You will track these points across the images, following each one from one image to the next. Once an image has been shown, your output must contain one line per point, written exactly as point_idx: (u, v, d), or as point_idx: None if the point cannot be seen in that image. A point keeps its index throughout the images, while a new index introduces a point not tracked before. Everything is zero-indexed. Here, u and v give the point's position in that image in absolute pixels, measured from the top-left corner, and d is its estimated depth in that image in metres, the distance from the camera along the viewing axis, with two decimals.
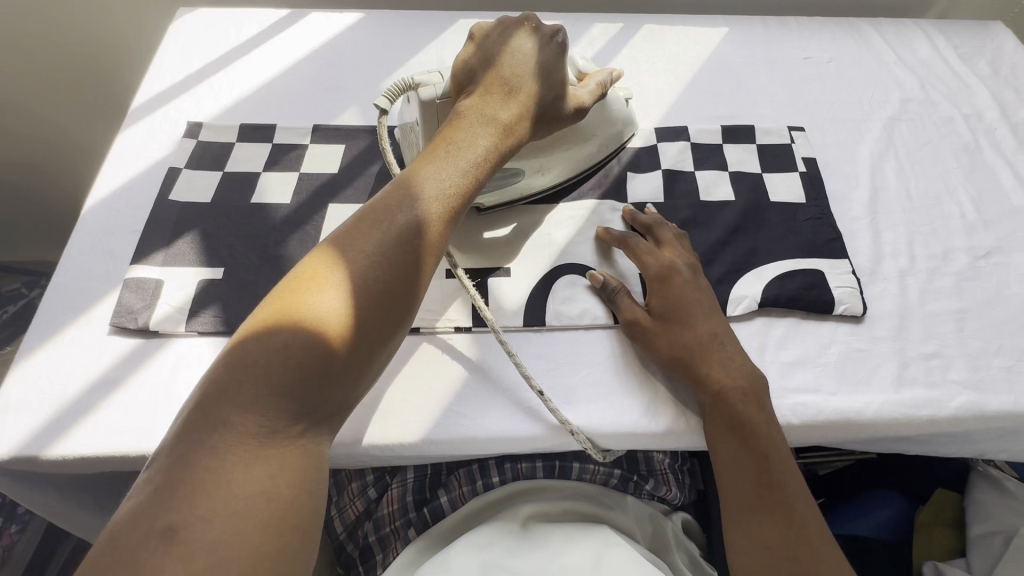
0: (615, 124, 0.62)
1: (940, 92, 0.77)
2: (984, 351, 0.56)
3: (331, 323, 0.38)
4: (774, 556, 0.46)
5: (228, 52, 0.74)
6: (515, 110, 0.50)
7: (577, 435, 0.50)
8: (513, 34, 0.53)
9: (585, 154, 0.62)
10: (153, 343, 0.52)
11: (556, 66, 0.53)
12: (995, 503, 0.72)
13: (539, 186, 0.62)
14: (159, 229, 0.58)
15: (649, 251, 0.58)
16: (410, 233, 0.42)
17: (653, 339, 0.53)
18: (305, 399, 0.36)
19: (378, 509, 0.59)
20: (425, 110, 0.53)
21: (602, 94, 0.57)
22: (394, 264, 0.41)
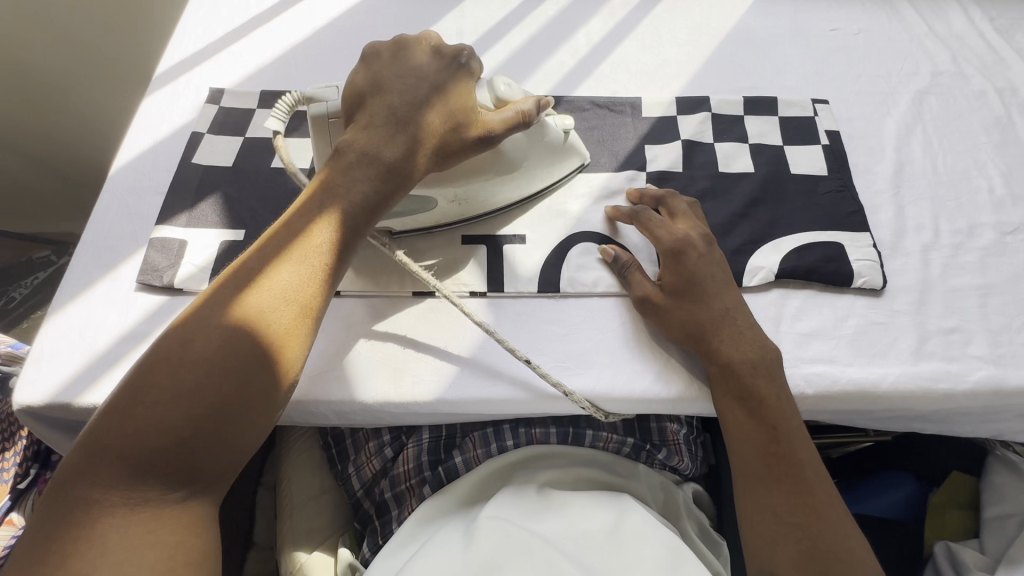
0: (542, 153, 0.58)
1: (973, 65, 0.74)
2: (1006, 327, 0.55)
3: (197, 392, 0.38)
4: (777, 523, 0.46)
5: (248, 21, 0.75)
6: (401, 146, 0.48)
7: (574, 398, 0.50)
8: (402, 60, 0.51)
9: (505, 183, 0.58)
10: (177, 301, 0.54)
11: (451, 91, 0.51)
12: (1011, 485, 0.70)
13: (456, 215, 0.59)
14: (183, 191, 0.60)
15: (661, 225, 0.57)
16: (284, 293, 0.43)
17: (665, 314, 0.53)
18: (180, 465, 0.37)
19: (394, 467, 0.60)
20: (316, 123, 0.50)
21: (522, 123, 0.52)
22: (264, 327, 0.41)
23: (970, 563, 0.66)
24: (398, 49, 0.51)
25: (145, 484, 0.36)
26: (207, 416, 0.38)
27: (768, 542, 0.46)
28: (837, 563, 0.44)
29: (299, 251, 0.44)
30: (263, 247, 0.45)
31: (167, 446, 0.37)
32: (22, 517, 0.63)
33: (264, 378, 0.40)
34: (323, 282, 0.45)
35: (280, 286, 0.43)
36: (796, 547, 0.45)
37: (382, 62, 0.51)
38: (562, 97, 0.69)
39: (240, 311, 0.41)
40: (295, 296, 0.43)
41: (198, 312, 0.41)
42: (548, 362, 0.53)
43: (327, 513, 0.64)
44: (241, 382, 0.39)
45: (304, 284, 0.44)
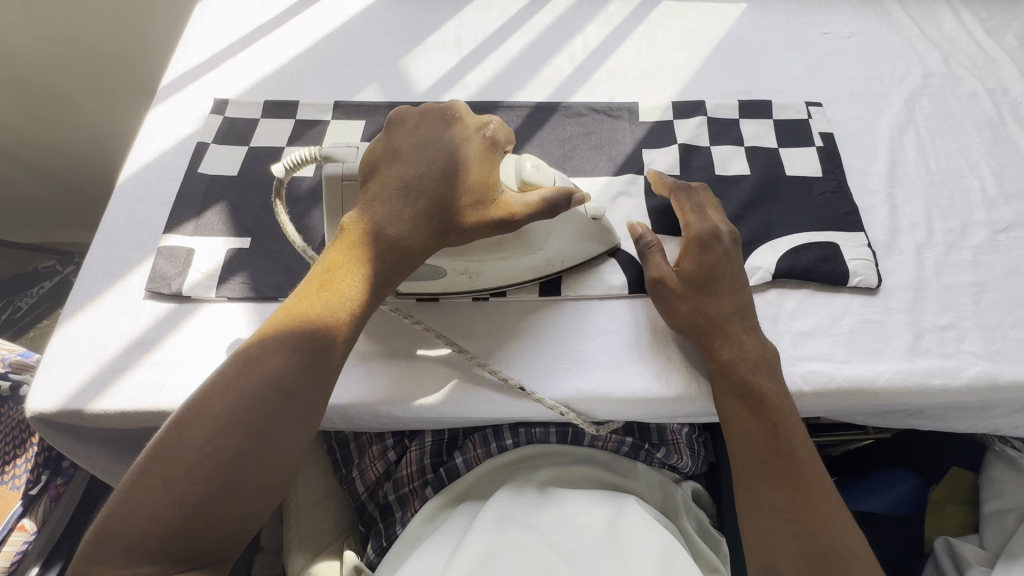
0: (568, 238, 0.55)
1: (964, 67, 0.76)
2: (1000, 323, 0.56)
3: (197, 474, 0.36)
4: (777, 518, 0.47)
5: (251, 31, 0.76)
6: (411, 223, 0.47)
7: (568, 416, 0.53)
8: (424, 130, 0.51)
9: (525, 263, 0.54)
10: (186, 308, 0.55)
11: (471, 164, 0.50)
12: (1011, 482, 0.71)
13: (467, 288, 0.56)
14: (189, 201, 0.61)
15: (695, 212, 0.58)
16: (286, 375, 0.41)
17: (676, 302, 0.54)
18: (177, 548, 0.35)
19: (397, 470, 0.62)
20: (329, 187, 0.50)
21: (542, 210, 0.49)
22: (266, 408, 0.39)
23: (970, 558, 0.67)
24: (423, 118, 0.51)
25: (135, 568, 0.34)
26: (207, 499, 0.36)
27: (768, 537, 0.47)
28: (836, 558, 0.45)
29: (303, 332, 0.42)
30: (268, 325, 0.43)
31: (163, 528, 0.35)
32: (33, 523, 0.68)
33: (268, 459, 0.39)
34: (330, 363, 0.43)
35: (284, 367, 0.41)
36: (795, 543, 0.46)
37: (404, 132, 0.50)
38: (561, 103, 0.71)
39: (245, 388, 0.40)
40: (302, 378, 0.41)
41: (208, 386, 0.40)
42: (547, 364, 0.54)
43: (331, 517, 0.64)
44: (243, 464, 0.38)
45: (309, 367, 0.42)
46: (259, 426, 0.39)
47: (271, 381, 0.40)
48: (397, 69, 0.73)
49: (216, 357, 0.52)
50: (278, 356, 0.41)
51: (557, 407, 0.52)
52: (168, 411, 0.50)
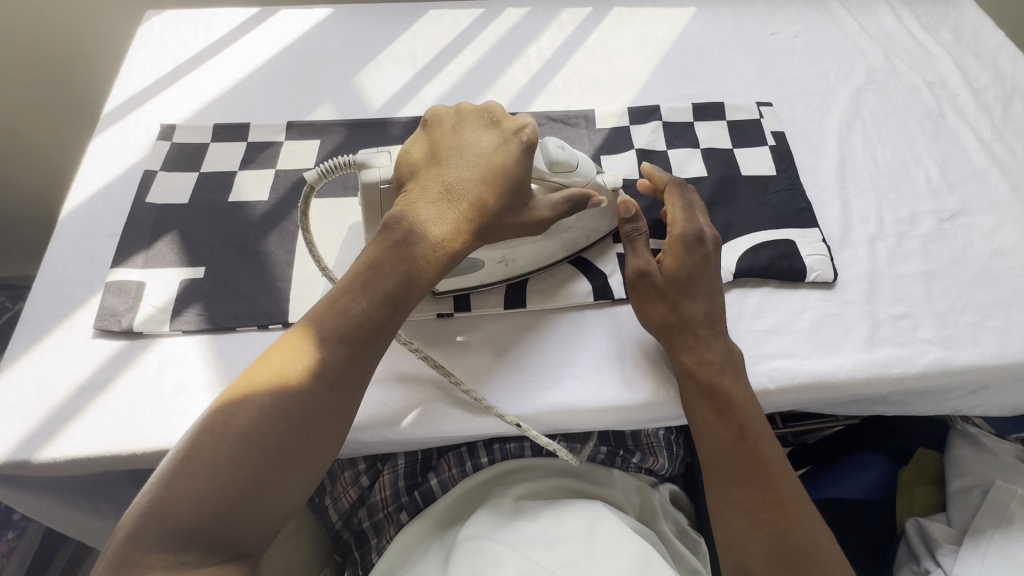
0: (592, 223, 0.59)
1: (904, 61, 0.78)
2: (951, 309, 0.58)
3: (242, 462, 0.40)
4: (748, 519, 0.48)
5: (197, 53, 0.74)
6: (449, 221, 0.50)
7: (533, 434, 0.52)
8: (463, 134, 0.54)
9: (555, 247, 0.58)
10: (137, 344, 0.53)
11: (507, 166, 0.52)
12: (970, 457, 0.75)
13: (501, 276, 0.58)
14: (138, 232, 0.59)
15: (682, 208, 0.58)
16: (328, 369, 0.44)
17: (650, 299, 0.54)
18: (218, 529, 0.39)
19: (371, 495, 0.61)
20: (367, 193, 0.52)
21: (572, 203, 0.54)
22: (307, 401, 0.43)
23: (940, 538, 0.69)
24: (459, 121, 0.55)
25: (184, 550, 0.38)
26: (252, 484, 0.40)
27: (738, 538, 0.47)
28: (807, 554, 0.46)
29: (341, 325, 0.45)
30: (312, 321, 0.46)
31: (211, 513, 0.39)
32: None
33: (303, 451, 0.42)
34: (367, 358, 0.46)
35: (328, 362, 0.44)
36: (767, 541, 0.46)
37: (443, 135, 0.54)
38: (518, 114, 0.71)
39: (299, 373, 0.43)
40: (340, 373, 0.44)
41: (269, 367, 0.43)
42: (515, 377, 0.54)
43: (307, 547, 0.63)
44: (284, 452, 0.41)
45: (349, 361, 0.45)
46: (300, 417, 0.42)
47: (312, 375, 0.44)
48: (350, 86, 0.72)
49: (173, 395, 0.50)
50: (321, 352, 0.44)
51: (517, 424, 0.51)
52: (123, 455, 0.48)
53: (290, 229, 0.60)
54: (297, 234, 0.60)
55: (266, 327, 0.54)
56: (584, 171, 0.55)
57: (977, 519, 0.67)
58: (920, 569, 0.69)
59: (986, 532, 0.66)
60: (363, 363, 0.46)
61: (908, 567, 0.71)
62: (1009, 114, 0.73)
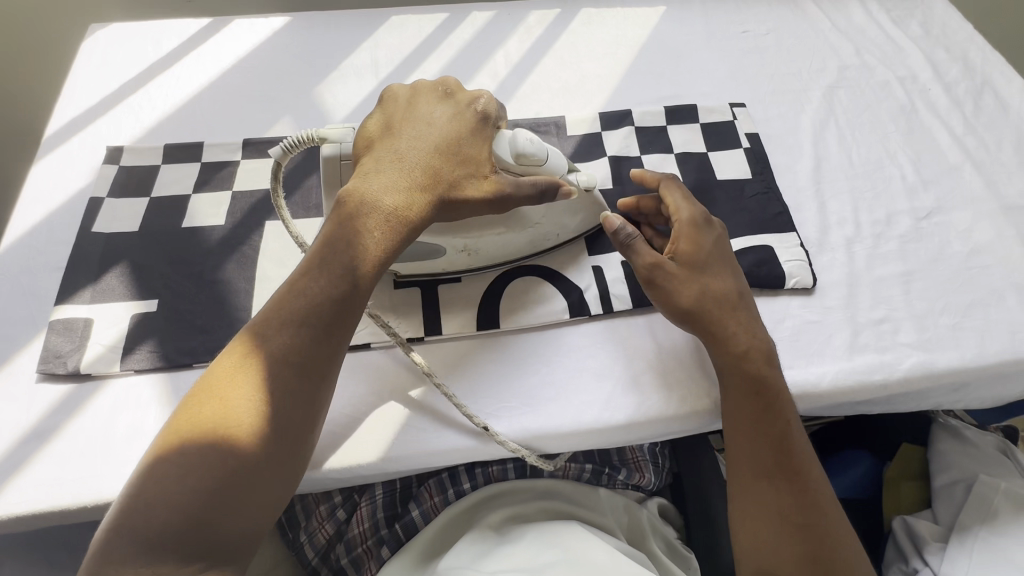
0: (563, 216, 0.56)
1: (875, 56, 0.78)
2: (930, 310, 0.57)
3: (212, 453, 0.39)
4: (787, 521, 0.46)
5: (145, 69, 0.71)
6: (407, 193, 0.48)
7: (513, 449, 0.50)
8: (416, 107, 0.53)
9: (523, 238, 0.56)
10: (86, 387, 0.49)
11: (462, 136, 0.52)
12: (954, 452, 0.75)
13: (461, 265, 0.57)
14: (85, 265, 0.55)
15: (684, 200, 0.56)
16: (291, 352, 0.43)
17: (681, 285, 0.51)
18: (195, 529, 0.37)
19: (349, 530, 0.59)
20: (328, 167, 0.52)
21: (535, 190, 0.51)
22: (273, 385, 0.42)
23: (926, 536, 0.68)
24: (412, 95, 0.54)
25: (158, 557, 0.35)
26: (228, 474, 0.38)
27: (772, 542, 0.46)
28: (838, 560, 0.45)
29: (305, 307, 0.44)
30: (271, 308, 0.45)
31: (187, 515, 0.37)
32: None
33: (277, 437, 0.41)
34: (335, 337, 0.45)
35: (291, 345, 0.43)
36: (803, 544, 0.45)
37: (396, 110, 0.53)
38: None
39: (263, 361, 0.42)
40: (306, 353, 0.43)
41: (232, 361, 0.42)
42: (510, 391, 0.52)
43: None
44: (256, 440, 0.40)
45: (315, 340, 0.44)
46: (268, 403, 0.41)
47: (274, 360, 0.42)
48: (309, 99, 0.69)
49: (126, 440, 0.47)
50: (283, 335, 0.43)
51: (507, 445, 0.49)
52: (71, 509, 0.44)
53: (249, 255, 0.57)
54: (257, 260, 0.57)
55: None
56: (553, 164, 0.53)
57: (962, 515, 0.67)
58: (908, 568, 0.69)
59: (972, 528, 0.65)
60: (332, 341, 0.44)
61: (896, 565, 0.70)
62: (980, 108, 0.73)
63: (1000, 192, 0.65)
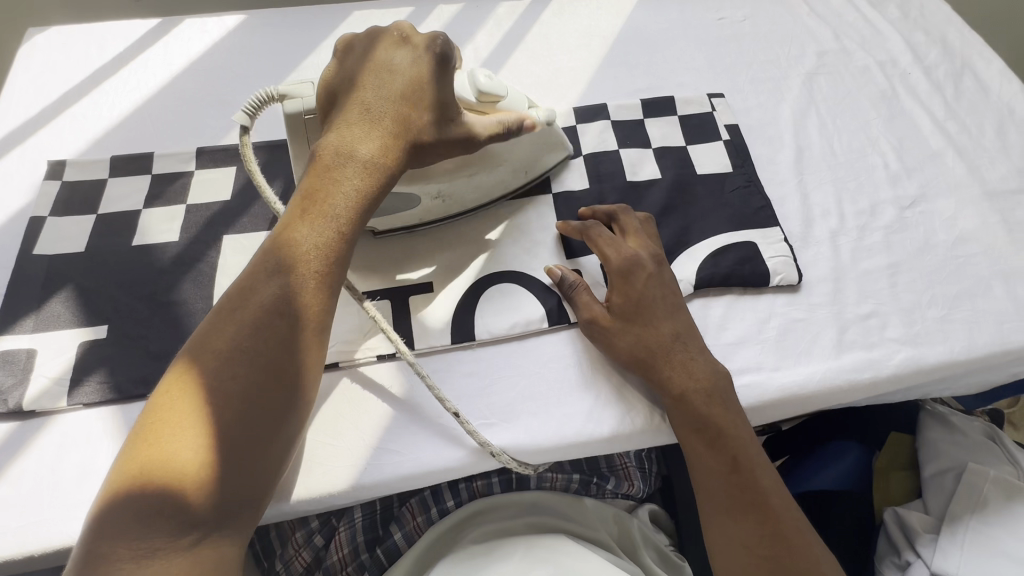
0: (529, 152, 0.57)
1: (854, 41, 0.76)
2: (917, 303, 0.56)
3: (202, 424, 0.37)
4: (749, 556, 0.45)
5: (88, 76, 0.66)
6: (382, 141, 0.47)
7: (499, 457, 0.47)
8: (376, 52, 0.50)
9: (491, 180, 0.57)
10: (31, 425, 0.46)
11: (426, 81, 0.48)
12: (944, 441, 0.74)
13: (440, 213, 0.58)
14: (27, 291, 0.51)
15: (610, 243, 0.54)
16: (278, 305, 0.41)
17: (612, 339, 0.50)
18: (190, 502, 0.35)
19: (328, 556, 0.56)
20: (291, 125, 0.50)
21: (501, 130, 0.51)
22: (263, 340, 0.40)
23: (918, 528, 0.67)
24: (370, 41, 0.50)
25: (151, 534, 0.34)
26: (218, 445, 0.37)
27: None
28: None
29: (284, 267, 0.42)
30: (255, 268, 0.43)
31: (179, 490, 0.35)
32: None
33: (265, 401, 0.39)
34: (322, 287, 0.43)
35: (276, 301, 0.41)
36: None
37: (354, 57, 0.50)
38: None
39: (243, 325, 0.40)
40: (294, 306, 0.42)
41: (210, 329, 0.41)
42: (480, 414, 0.50)
43: None
44: (250, 397, 0.39)
45: (302, 293, 0.42)
46: (260, 359, 0.40)
47: (262, 314, 0.41)
48: None
49: (76, 481, 0.44)
50: (268, 291, 0.42)
51: (498, 456, 0.47)
52: (17, 558, 0.41)
53: (206, 272, 0.53)
54: (215, 278, 0.53)
55: None
56: (512, 101, 0.53)
57: (954, 504, 0.66)
58: (900, 561, 0.67)
59: (963, 518, 0.64)
60: (318, 292, 0.43)
61: (888, 559, 0.69)
62: (960, 91, 0.72)
63: (983, 178, 0.64)
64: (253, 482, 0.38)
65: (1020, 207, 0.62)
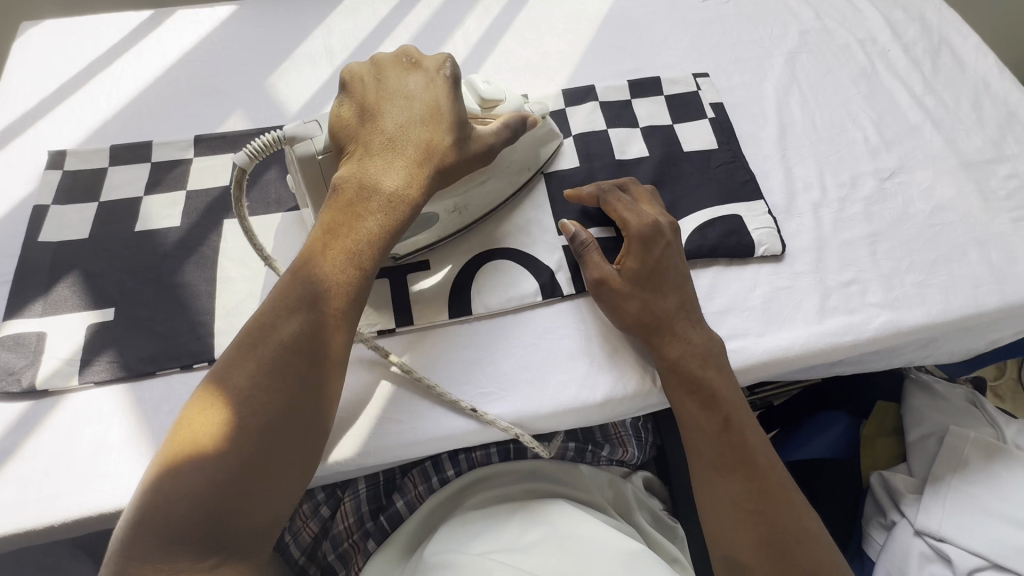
0: (529, 156, 0.59)
1: (835, 20, 0.77)
2: (896, 270, 0.58)
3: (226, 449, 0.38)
4: (735, 510, 0.47)
5: (85, 68, 0.67)
6: (401, 169, 0.48)
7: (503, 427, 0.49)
8: (390, 82, 0.52)
9: (498, 188, 0.58)
10: (44, 404, 0.48)
11: (440, 108, 0.51)
12: (927, 406, 0.75)
13: (455, 228, 0.58)
14: (34, 277, 0.53)
15: (630, 210, 0.56)
16: (304, 340, 0.42)
17: (621, 301, 0.52)
18: (214, 526, 0.36)
19: (334, 526, 0.58)
20: (303, 166, 0.49)
21: (510, 133, 0.53)
22: (289, 374, 0.41)
23: (903, 489, 0.69)
24: (379, 70, 0.52)
25: (177, 556, 0.35)
26: (240, 467, 0.38)
27: (725, 529, 0.47)
28: (796, 543, 0.46)
29: (303, 295, 0.43)
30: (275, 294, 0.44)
31: (204, 513, 0.36)
32: None
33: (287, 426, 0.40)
34: (348, 322, 0.44)
35: (297, 330, 0.42)
36: (756, 532, 0.46)
37: (367, 87, 0.51)
38: None
39: (266, 352, 0.41)
40: (320, 340, 0.42)
41: (234, 356, 0.41)
42: (486, 382, 0.52)
43: None
44: (276, 433, 0.39)
45: (328, 327, 0.43)
46: (287, 393, 0.40)
47: (288, 347, 0.41)
48: (261, 90, 0.66)
49: (90, 457, 0.45)
50: (290, 320, 0.42)
51: (502, 426, 0.49)
52: (37, 529, 0.43)
53: (209, 254, 0.55)
54: (217, 259, 0.55)
55: (191, 366, 0.49)
56: (513, 103, 0.55)
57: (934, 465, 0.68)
58: (886, 521, 0.70)
59: (945, 477, 0.66)
60: (339, 319, 0.44)
61: (876, 520, 0.71)
62: (938, 67, 0.74)
63: (960, 149, 0.66)
64: (273, 512, 0.39)
65: (995, 175, 0.64)
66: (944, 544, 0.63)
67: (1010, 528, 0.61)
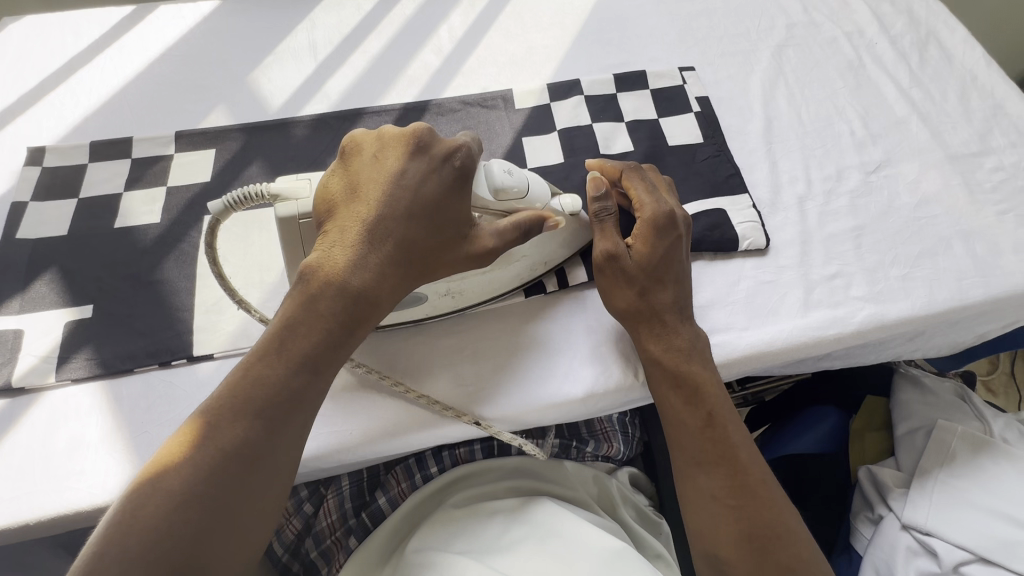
0: (549, 247, 0.53)
1: (823, 13, 0.77)
2: (881, 263, 0.58)
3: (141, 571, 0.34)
4: (717, 505, 0.47)
5: (65, 64, 0.66)
6: (373, 265, 0.43)
7: (490, 429, 0.50)
8: (385, 160, 0.46)
9: (504, 275, 0.52)
10: (21, 402, 0.47)
11: (434, 203, 0.45)
12: (916, 401, 0.74)
13: (449, 308, 0.53)
14: (12, 274, 0.52)
15: (648, 192, 0.54)
16: (241, 451, 0.38)
17: (620, 285, 0.51)
18: None
19: (317, 523, 0.58)
20: (284, 227, 0.45)
21: (519, 232, 0.46)
22: (221, 486, 0.37)
23: (889, 483, 0.69)
24: (378, 148, 0.47)
25: None
26: None
27: (706, 523, 0.47)
28: (775, 540, 0.45)
29: (252, 399, 0.39)
30: (223, 392, 0.40)
31: None
32: None
33: (214, 546, 0.36)
34: (292, 435, 0.40)
35: (240, 442, 0.38)
36: (736, 527, 0.46)
37: (361, 164, 0.46)
38: (431, 100, 0.66)
39: (202, 462, 0.37)
40: (259, 452, 0.38)
41: (171, 460, 0.37)
42: (480, 378, 0.51)
43: None
44: (198, 554, 0.35)
45: (273, 441, 0.39)
46: (212, 510, 0.36)
47: (226, 458, 0.38)
48: (244, 86, 0.66)
49: (67, 453, 0.45)
50: (233, 429, 0.38)
51: (480, 424, 0.50)
52: (12, 527, 0.43)
53: (188, 251, 0.54)
54: (197, 255, 0.54)
55: (168, 363, 0.49)
56: (534, 199, 0.48)
57: (923, 460, 0.67)
58: (874, 516, 0.70)
59: (932, 472, 0.66)
60: (288, 429, 0.40)
61: (863, 514, 0.72)
62: (925, 59, 0.73)
63: (946, 143, 0.66)
64: None
65: (981, 168, 0.64)
66: (930, 538, 0.63)
67: (995, 521, 0.61)
